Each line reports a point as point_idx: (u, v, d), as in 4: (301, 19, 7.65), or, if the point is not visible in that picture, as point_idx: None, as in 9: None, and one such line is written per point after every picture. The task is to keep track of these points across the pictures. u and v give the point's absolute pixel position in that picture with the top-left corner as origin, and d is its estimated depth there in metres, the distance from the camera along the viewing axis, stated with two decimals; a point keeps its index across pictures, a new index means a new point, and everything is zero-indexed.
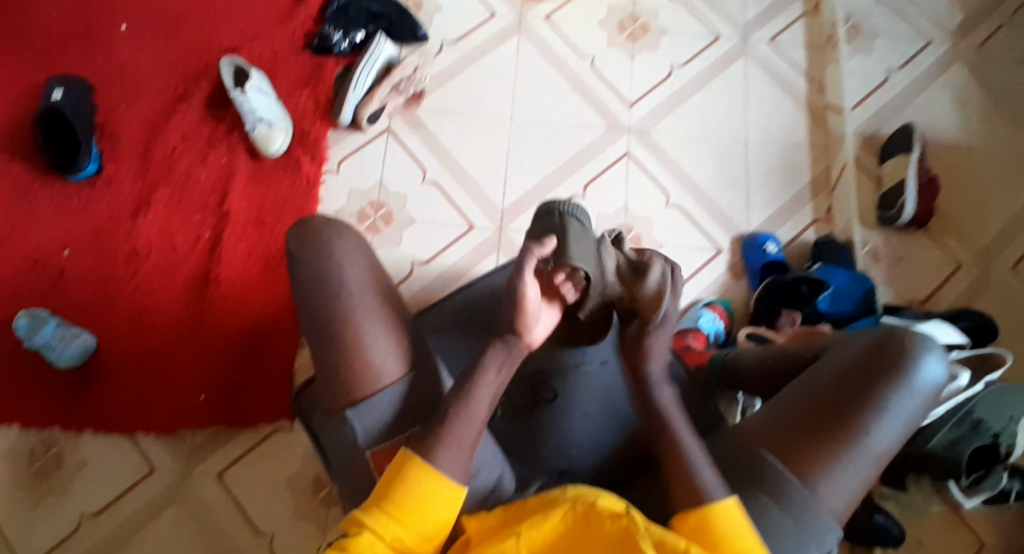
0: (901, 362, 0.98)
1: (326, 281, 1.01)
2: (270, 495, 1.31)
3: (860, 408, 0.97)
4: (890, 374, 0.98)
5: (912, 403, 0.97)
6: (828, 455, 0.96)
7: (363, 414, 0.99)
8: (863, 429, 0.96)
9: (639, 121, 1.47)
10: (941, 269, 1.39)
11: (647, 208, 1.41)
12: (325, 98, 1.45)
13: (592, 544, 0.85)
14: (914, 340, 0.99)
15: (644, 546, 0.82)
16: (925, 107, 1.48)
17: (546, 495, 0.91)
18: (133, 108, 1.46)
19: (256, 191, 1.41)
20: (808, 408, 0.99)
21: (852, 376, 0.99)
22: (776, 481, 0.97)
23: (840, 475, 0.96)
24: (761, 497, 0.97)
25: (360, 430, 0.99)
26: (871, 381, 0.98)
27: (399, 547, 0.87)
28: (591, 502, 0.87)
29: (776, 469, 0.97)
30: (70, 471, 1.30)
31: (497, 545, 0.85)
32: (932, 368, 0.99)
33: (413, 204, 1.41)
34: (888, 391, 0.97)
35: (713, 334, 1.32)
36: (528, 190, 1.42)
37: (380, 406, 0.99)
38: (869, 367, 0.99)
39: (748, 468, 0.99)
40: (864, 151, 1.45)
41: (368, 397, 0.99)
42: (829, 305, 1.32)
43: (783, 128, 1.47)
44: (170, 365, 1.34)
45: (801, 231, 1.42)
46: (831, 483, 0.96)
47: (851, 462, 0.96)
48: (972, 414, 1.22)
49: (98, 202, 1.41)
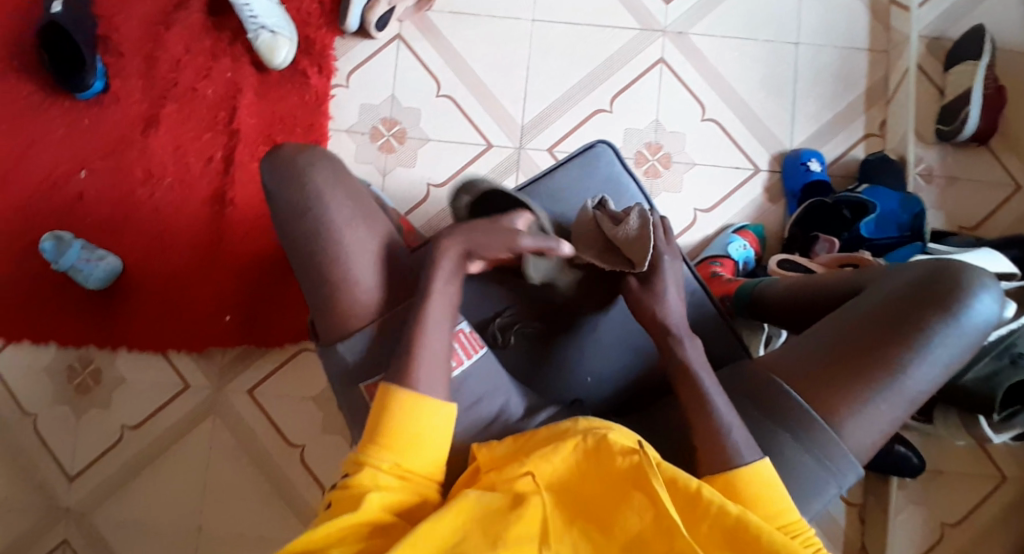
0: (948, 299, 0.92)
1: (315, 247, 0.92)
2: (299, 409, 1.37)
3: (898, 347, 0.92)
4: (935, 311, 0.92)
5: (956, 342, 0.92)
6: (861, 395, 0.91)
7: (356, 347, 0.92)
8: (901, 369, 0.91)
9: (676, 21, 1.31)
10: (1000, 192, 1.26)
11: (680, 122, 1.30)
12: (330, 1, 1.34)
13: (604, 480, 0.83)
14: (967, 275, 0.94)
15: (656, 484, 0.80)
16: (1006, 2, 1.28)
17: (556, 425, 0.87)
18: (133, 15, 1.37)
19: (265, 106, 1.33)
20: (843, 345, 0.94)
21: (896, 312, 0.93)
22: (800, 419, 0.92)
23: (870, 416, 0.92)
24: (783, 440, 0.93)
25: (353, 364, 0.93)
26: (912, 318, 0.92)
27: (405, 473, 0.84)
28: (602, 436, 0.84)
29: (802, 406, 0.93)
30: (110, 386, 1.37)
31: (507, 480, 0.83)
32: (983, 306, 0.93)
33: (427, 121, 1.32)
34: (932, 330, 0.92)
35: (743, 262, 1.25)
36: (550, 104, 1.31)
37: (376, 338, 0.93)
38: (915, 303, 0.93)
39: (773, 412, 0.94)
40: (929, 57, 1.28)
41: (359, 331, 0.93)
42: (873, 230, 1.22)
43: (842, 26, 1.30)
44: (194, 287, 1.35)
45: (851, 147, 1.29)
46: (860, 424, 0.92)
47: (884, 402, 0.91)
48: (1012, 348, 1.16)
49: (107, 121, 1.36)
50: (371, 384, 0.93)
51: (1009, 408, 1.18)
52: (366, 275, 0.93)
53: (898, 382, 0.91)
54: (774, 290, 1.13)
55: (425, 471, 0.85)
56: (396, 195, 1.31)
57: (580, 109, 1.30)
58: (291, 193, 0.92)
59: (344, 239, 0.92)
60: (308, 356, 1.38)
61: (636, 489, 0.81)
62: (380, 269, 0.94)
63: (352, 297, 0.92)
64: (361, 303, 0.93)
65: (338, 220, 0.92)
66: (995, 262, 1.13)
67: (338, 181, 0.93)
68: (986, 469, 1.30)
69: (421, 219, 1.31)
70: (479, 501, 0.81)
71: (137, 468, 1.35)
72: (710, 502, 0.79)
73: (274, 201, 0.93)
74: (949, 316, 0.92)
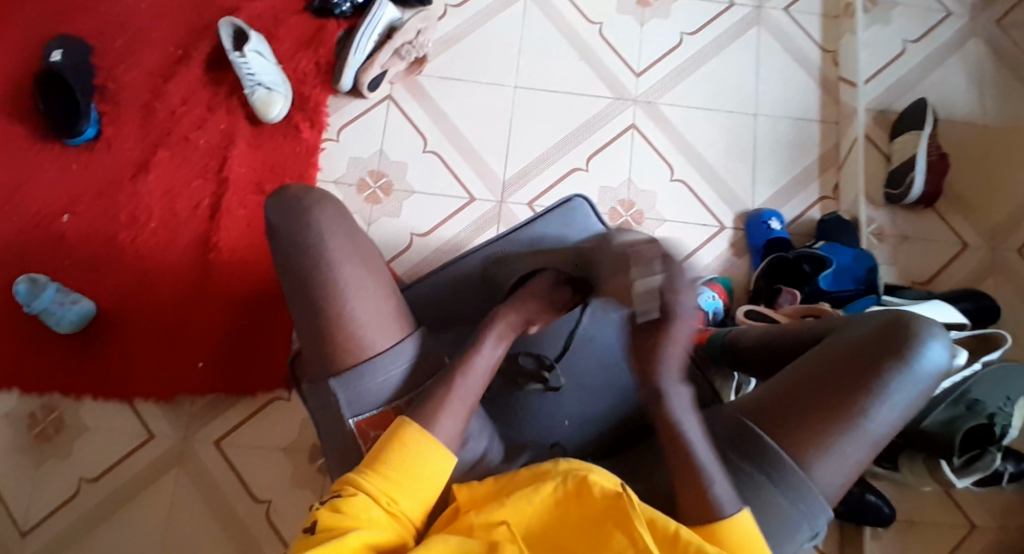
0: (906, 346, 0.92)
1: (311, 255, 0.94)
2: (268, 462, 1.31)
3: (861, 393, 0.91)
4: (894, 359, 0.92)
5: (914, 388, 0.92)
6: (827, 438, 0.91)
7: (347, 386, 0.93)
8: (863, 413, 0.91)
9: (646, 91, 1.43)
10: (947, 250, 1.36)
11: (651, 182, 1.39)
12: (326, 62, 1.42)
13: (583, 522, 0.82)
14: (919, 325, 0.94)
15: (637, 524, 0.80)
16: (940, 83, 1.43)
17: (537, 466, 0.87)
18: (133, 69, 1.43)
19: (257, 156, 1.39)
20: (807, 390, 0.94)
21: (855, 357, 0.94)
22: (772, 461, 0.92)
23: (838, 459, 0.91)
24: (755, 483, 0.92)
25: (344, 402, 0.94)
26: (873, 365, 0.92)
27: (394, 511, 0.83)
28: (582, 477, 0.84)
29: (772, 449, 0.92)
30: (72, 435, 1.31)
31: (486, 519, 0.81)
32: (934, 353, 0.93)
33: (414, 174, 1.39)
34: (889, 375, 0.92)
35: (713, 312, 1.29)
36: (530, 161, 1.39)
37: (368, 379, 0.93)
38: (872, 350, 0.93)
39: (746, 454, 0.94)
40: (875, 126, 1.42)
41: (356, 366, 0.93)
42: (832, 283, 1.29)
43: (794, 101, 1.44)
44: (168, 331, 1.34)
45: (807, 208, 1.40)
46: (829, 466, 0.91)
47: (849, 446, 0.91)
48: (967, 395, 1.19)
49: (97, 166, 1.39)
50: (360, 419, 0.94)
51: (969, 453, 1.18)
52: (361, 299, 0.94)
53: (863, 426, 0.91)
54: (747, 337, 1.15)
55: (413, 513, 0.85)
56: (381, 241, 1.35)
57: (559, 167, 1.39)
58: (293, 202, 0.96)
59: (337, 252, 0.94)
60: (280, 406, 1.34)
61: (616, 529, 0.81)
62: (372, 289, 0.95)
63: (344, 307, 0.93)
64: (357, 310, 0.93)
65: (333, 234, 0.95)
66: (944, 313, 1.21)
67: (341, 223, 0.95)
68: (955, 517, 1.33)
69: (406, 264, 1.34)
70: (457, 545, 0.78)
71: (92, 523, 1.28)
72: (688, 542, 0.79)
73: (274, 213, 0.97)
74: (907, 363, 0.92)
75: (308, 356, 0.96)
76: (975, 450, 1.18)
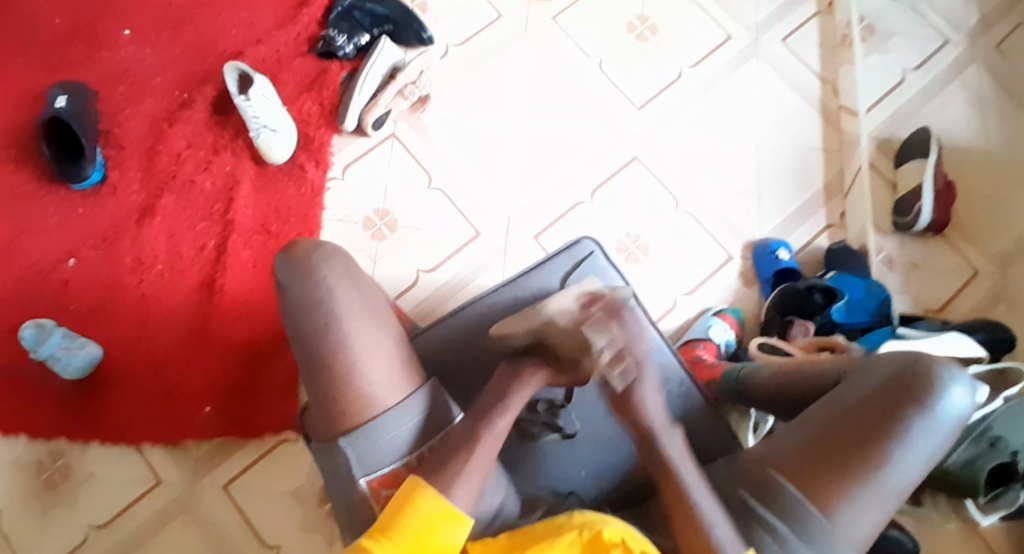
0: (925, 392, 0.91)
1: (315, 305, 0.94)
2: (278, 506, 1.29)
3: (883, 442, 0.90)
4: (914, 404, 0.91)
5: (936, 434, 0.90)
6: (852, 489, 0.89)
7: (359, 445, 0.92)
8: (887, 462, 0.89)
9: (648, 124, 1.44)
10: (958, 277, 1.35)
11: (657, 214, 1.39)
12: (331, 104, 1.43)
13: None
14: (937, 370, 0.92)
15: None
16: (941, 110, 1.44)
17: (552, 520, 0.87)
18: (138, 113, 1.43)
19: (262, 197, 1.39)
20: (829, 441, 0.92)
21: (875, 406, 0.92)
22: (797, 515, 0.89)
23: (863, 509, 0.89)
24: (776, 532, 0.90)
25: (354, 460, 0.92)
26: (892, 411, 0.91)
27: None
28: (596, 531, 0.84)
29: (797, 501, 0.90)
30: (78, 482, 1.28)
31: None
32: (955, 399, 0.91)
33: (419, 211, 1.39)
34: (911, 423, 0.90)
35: (725, 346, 1.29)
36: (534, 197, 1.39)
37: (377, 437, 0.92)
38: (892, 398, 0.92)
39: (766, 502, 0.92)
40: (879, 155, 1.42)
41: (365, 426, 0.92)
42: (846, 316, 1.27)
43: (797, 132, 1.45)
44: (175, 375, 1.32)
45: (815, 237, 1.39)
46: (854, 518, 0.89)
47: (874, 495, 0.89)
48: (989, 432, 1.16)
49: (102, 210, 1.39)
50: (372, 477, 0.92)
51: (993, 490, 1.17)
52: (370, 356, 0.94)
53: (885, 474, 0.89)
54: (758, 377, 1.12)
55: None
56: (387, 279, 1.35)
57: (563, 201, 1.39)
58: (300, 269, 0.95)
59: (344, 310, 0.94)
60: (288, 448, 1.32)
61: None
62: (381, 349, 0.95)
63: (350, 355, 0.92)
64: (365, 368, 0.93)
65: (339, 298, 0.95)
66: (961, 348, 1.19)
67: (349, 279, 0.96)
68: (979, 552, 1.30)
69: (411, 303, 1.34)
70: None
71: None
72: None
73: (280, 281, 0.95)
74: (928, 409, 0.90)
75: (318, 399, 0.94)
76: (999, 486, 1.17)
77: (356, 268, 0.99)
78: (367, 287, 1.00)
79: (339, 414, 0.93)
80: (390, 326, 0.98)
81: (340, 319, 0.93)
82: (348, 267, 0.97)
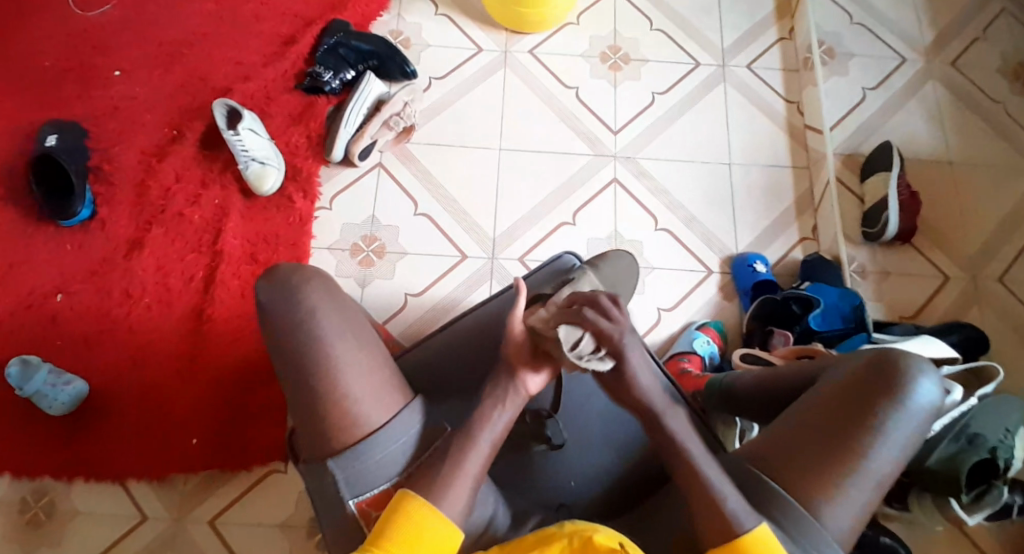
0: (896, 384, 0.92)
1: (306, 324, 0.92)
2: (265, 540, 1.27)
3: (860, 435, 0.90)
4: (887, 397, 0.91)
5: (910, 425, 0.91)
6: (832, 481, 0.89)
7: (347, 466, 0.90)
8: (863, 453, 0.89)
9: (624, 147, 1.50)
10: (929, 283, 1.41)
11: (636, 231, 1.44)
12: (317, 136, 1.47)
13: None
14: (906, 361, 0.93)
15: None
16: (902, 126, 1.52)
17: (543, 531, 0.85)
18: (128, 149, 1.46)
19: (250, 228, 1.42)
20: (807, 437, 0.92)
21: (848, 400, 0.92)
22: (781, 510, 0.89)
23: (845, 501, 0.89)
24: None
25: (343, 482, 0.90)
26: (867, 405, 0.91)
27: None
28: (587, 536, 0.82)
29: (780, 496, 0.89)
30: (62, 521, 1.26)
31: None
32: (925, 390, 0.92)
33: (405, 236, 1.42)
34: (885, 415, 0.90)
35: (708, 357, 1.31)
36: (519, 218, 1.43)
37: (367, 458, 0.90)
38: (866, 391, 0.92)
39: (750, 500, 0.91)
40: (846, 170, 1.49)
41: (354, 446, 0.90)
42: (822, 323, 1.31)
43: (766, 151, 1.51)
44: (164, 407, 1.31)
45: (790, 249, 1.44)
46: (836, 510, 0.88)
47: (855, 486, 0.89)
48: (967, 429, 1.18)
49: (91, 244, 1.40)
50: (361, 499, 0.90)
51: (977, 489, 1.18)
52: (357, 376, 0.92)
53: (865, 468, 0.89)
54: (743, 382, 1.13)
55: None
56: (377, 303, 1.37)
57: (546, 223, 1.43)
58: (285, 292, 0.93)
59: (330, 332, 0.92)
60: (275, 479, 1.30)
61: None
62: (367, 367, 0.93)
63: (339, 370, 0.91)
64: (351, 388, 0.91)
65: (324, 321, 0.93)
66: (932, 348, 1.22)
67: (333, 298, 0.94)
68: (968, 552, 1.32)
69: (401, 325, 1.36)
70: None
71: None
72: None
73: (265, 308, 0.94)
74: (900, 400, 0.91)
75: (307, 416, 0.92)
76: (981, 485, 1.18)
77: (339, 287, 0.97)
78: (351, 308, 0.98)
79: (330, 435, 0.91)
80: (374, 343, 0.96)
81: (326, 340, 0.92)
82: (330, 283, 0.96)
